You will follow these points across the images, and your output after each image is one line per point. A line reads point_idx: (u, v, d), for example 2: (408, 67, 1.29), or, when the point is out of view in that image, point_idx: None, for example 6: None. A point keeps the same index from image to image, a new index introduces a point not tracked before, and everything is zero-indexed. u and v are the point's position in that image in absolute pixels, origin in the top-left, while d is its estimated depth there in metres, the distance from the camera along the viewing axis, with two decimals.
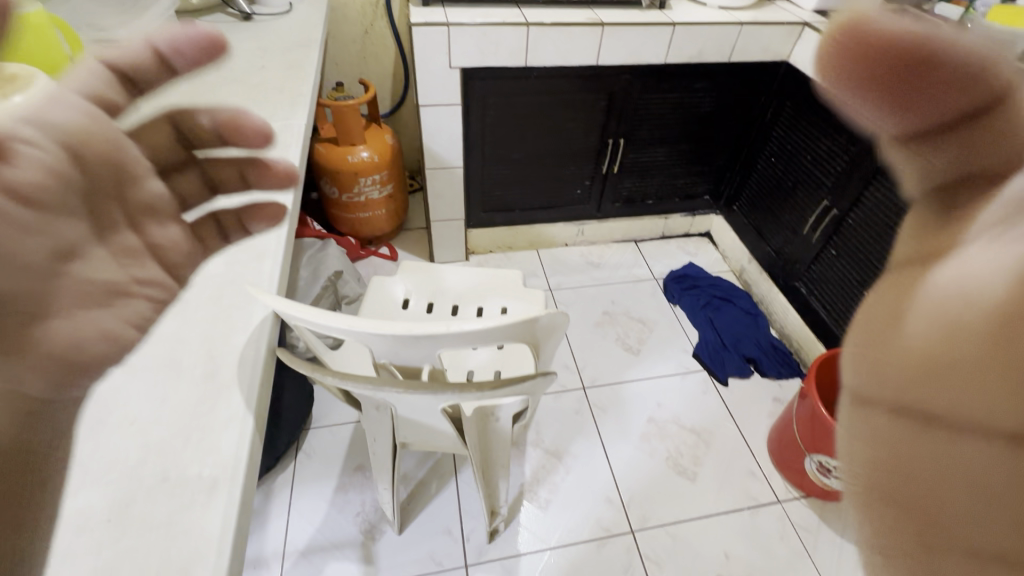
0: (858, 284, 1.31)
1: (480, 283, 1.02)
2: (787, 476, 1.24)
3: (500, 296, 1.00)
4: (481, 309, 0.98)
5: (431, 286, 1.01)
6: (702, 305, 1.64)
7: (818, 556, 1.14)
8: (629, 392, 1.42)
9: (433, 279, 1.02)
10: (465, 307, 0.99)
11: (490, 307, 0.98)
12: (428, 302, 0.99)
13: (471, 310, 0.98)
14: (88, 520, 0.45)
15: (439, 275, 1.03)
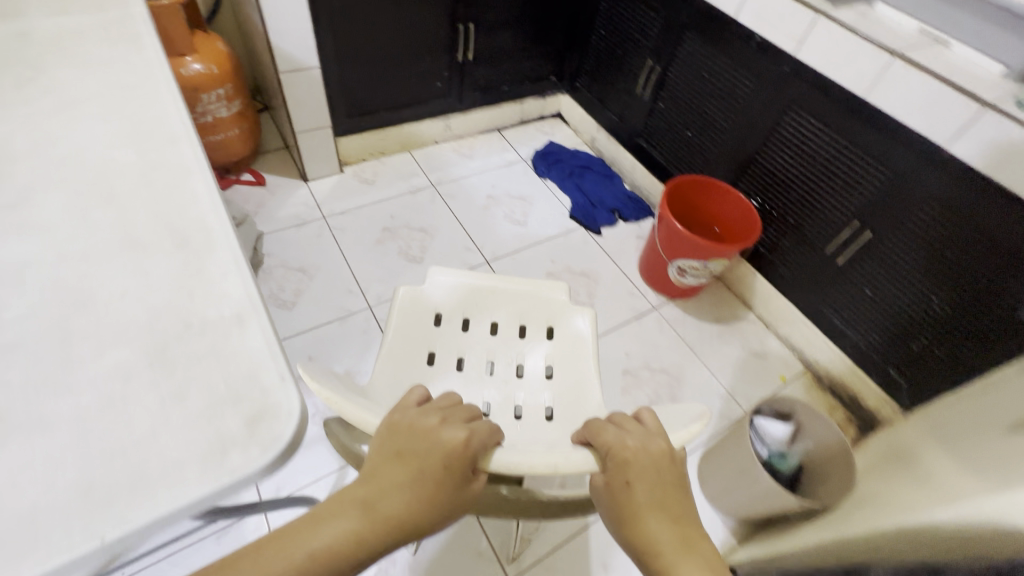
0: (683, 127, 1.61)
1: (520, 298, 1.04)
2: (657, 288, 1.58)
3: (544, 318, 1.03)
4: (523, 328, 1.01)
5: (468, 299, 1.03)
6: (568, 176, 1.86)
7: (687, 337, 1.51)
8: (526, 257, 1.62)
9: (472, 297, 1.03)
10: (509, 326, 1.01)
11: (534, 330, 1.02)
12: (467, 319, 1.02)
13: (514, 331, 1.01)
14: (130, 368, 0.47)
15: (478, 293, 1.03)
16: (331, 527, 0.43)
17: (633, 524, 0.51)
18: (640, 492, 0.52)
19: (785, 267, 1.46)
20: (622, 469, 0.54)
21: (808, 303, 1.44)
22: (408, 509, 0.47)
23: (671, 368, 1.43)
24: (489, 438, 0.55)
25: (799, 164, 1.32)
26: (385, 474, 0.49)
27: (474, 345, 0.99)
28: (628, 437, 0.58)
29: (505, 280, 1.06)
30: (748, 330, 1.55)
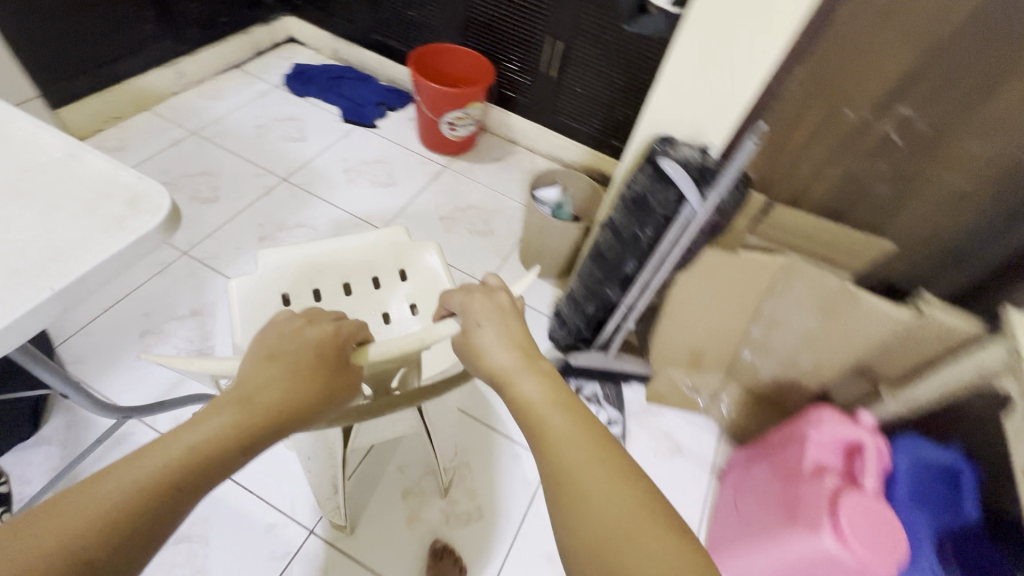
0: (405, 9, 1.83)
1: (361, 250, 0.93)
2: (442, 151, 1.84)
3: (395, 260, 0.93)
4: (377, 280, 0.91)
5: (307, 270, 0.90)
6: (326, 88, 1.96)
7: (478, 179, 1.82)
8: (319, 164, 1.73)
9: (308, 267, 0.90)
10: (360, 282, 0.91)
11: (388, 274, 0.92)
12: (316, 288, 0.88)
13: (367, 284, 0.90)
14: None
15: (315, 260, 0.91)
16: (204, 428, 0.43)
17: (481, 359, 0.56)
18: (488, 334, 0.57)
19: (523, 97, 1.83)
20: (471, 317, 0.59)
21: (549, 118, 1.85)
22: (283, 402, 0.47)
23: (476, 204, 1.74)
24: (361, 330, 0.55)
25: (499, 8, 1.65)
26: (255, 374, 0.48)
27: (336, 309, 0.87)
28: (474, 293, 0.62)
29: (339, 238, 0.94)
30: (520, 159, 1.93)
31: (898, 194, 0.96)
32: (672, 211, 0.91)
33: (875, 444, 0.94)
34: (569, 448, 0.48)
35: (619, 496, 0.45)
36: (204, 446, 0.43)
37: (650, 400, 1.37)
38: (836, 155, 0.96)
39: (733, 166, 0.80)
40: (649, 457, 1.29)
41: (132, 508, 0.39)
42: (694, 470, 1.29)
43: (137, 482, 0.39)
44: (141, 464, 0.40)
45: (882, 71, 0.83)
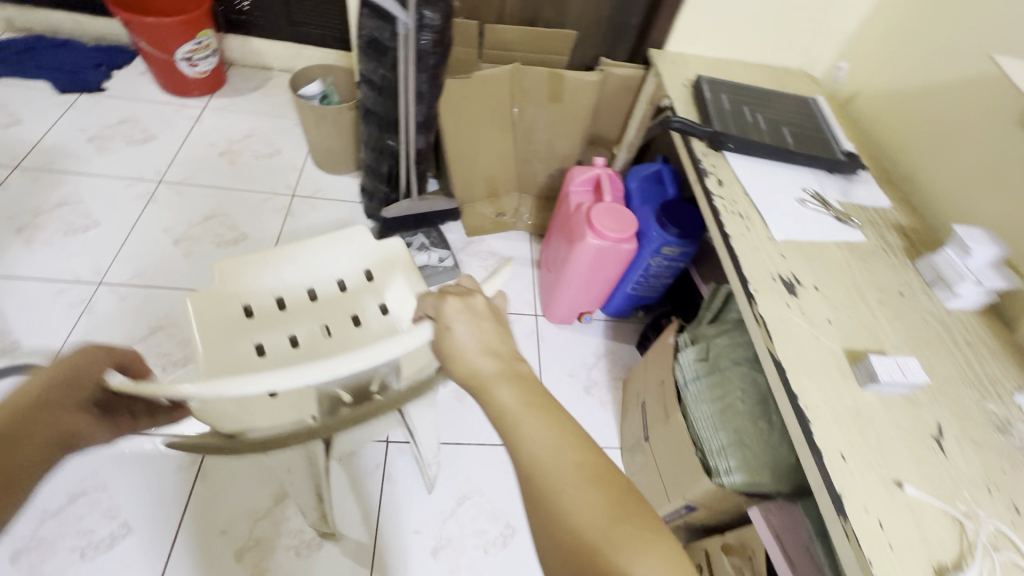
0: None
1: (324, 247, 0.82)
2: (194, 93, 1.78)
3: (360, 259, 0.83)
4: (343, 287, 0.81)
5: (264, 273, 0.79)
6: (21, 64, 1.71)
7: (245, 109, 1.81)
8: (53, 142, 1.56)
9: (267, 270, 0.79)
10: (325, 287, 0.81)
11: (358, 289, 0.81)
12: (282, 297, 0.79)
13: (334, 289, 0.81)
14: None
15: (269, 261, 0.80)
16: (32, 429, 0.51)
17: (452, 360, 0.51)
18: (464, 334, 0.51)
19: (257, 15, 1.81)
20: (440, 318, 0.52)
21: (291, 32, 1.86)
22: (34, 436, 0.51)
23: (252, 131, 1.74)
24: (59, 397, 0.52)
25: None
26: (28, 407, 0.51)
27: (303, 319, 0.78)
28: (446, 293, 0.54)
29: (305, 239, 0.82)
30: (280, 81, 1.93)
31: None
32: (395, 38, 1.09)
33: (608, 173, 1.30)
34: (540, 449, 0.44)
35: (589, 492, 0.41)
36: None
37: (470, 233, 1.62)
38: None
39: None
40: (484, 272, 1.56)
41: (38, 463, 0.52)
42: (520, 268, 1.59)
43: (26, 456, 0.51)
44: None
45: None
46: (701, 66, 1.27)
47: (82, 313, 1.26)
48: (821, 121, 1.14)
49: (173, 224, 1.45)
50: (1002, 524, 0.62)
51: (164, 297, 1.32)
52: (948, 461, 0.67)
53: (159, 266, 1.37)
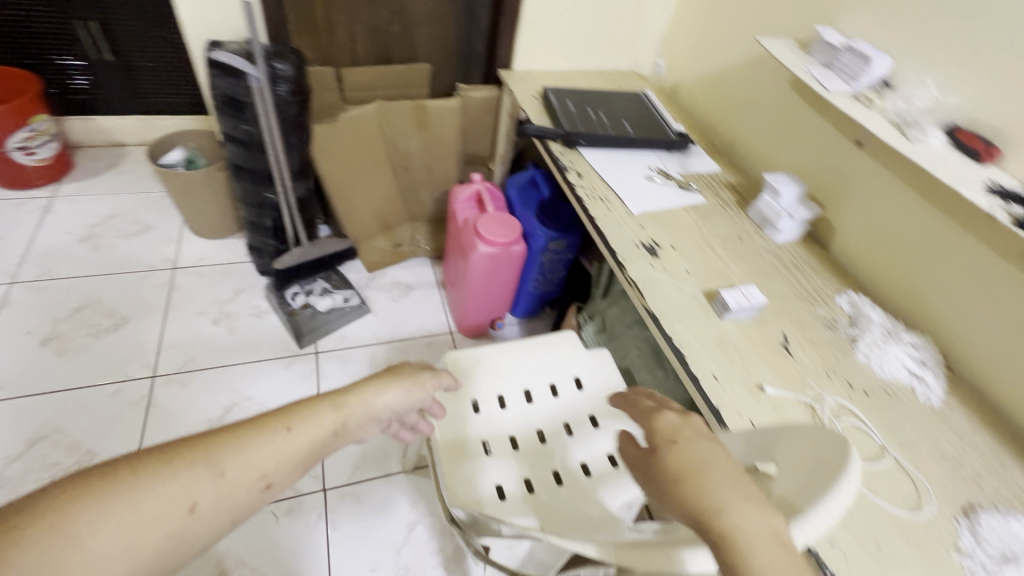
0: None
1: (529, 353, 0.93)
2: (36, 182, 1.64)
3: (568, 369, 0.92)
4: (553, 386, 0.90)
5: (487, 372, 0.89)
6: None
7: (101, 190, 1.70)
8: None
9: (492, 366, 0.90)
10: (540, 389, 0.89)
11: (572, 398, 0.89)
12: (502, 395, 0.87)
13: (547, 392, 0.89)
14: None
15: (496, 358, 0.91)
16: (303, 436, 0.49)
17: (671, 479, 0.41)
18: (724, 460, 0.42)
19: (99, 91, 1.72)
20: (660, 436, 0.45)
21: (140, 103, 1.78)
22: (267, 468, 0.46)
23: (115, 211, 1.64)
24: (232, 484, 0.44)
25: None
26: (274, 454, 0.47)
27: (522, 423, 0.85)
28: (660, 412, 0.49)
29: (516, 345, 0.94)
30: (138, 155, 1.84)
31: (406, 28, 1.35)
32: (250, 92, 1.11)
33: (486, 187, 1.41)
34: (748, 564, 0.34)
35: None
36: (247, 433, 0.47)
37: (371, 269, 1.63)
38: (352, 15, 1.28)
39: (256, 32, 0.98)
40: (391, 302, 1.58)
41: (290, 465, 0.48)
42: (427, 292, 1.63)
43: (295, 450, 0.48)
44: (173, 458, 0.43)
45: None
46: (546, 79, 1.42)
47: None
48: (654, 110, 1.32)
49: (36, 324, 1.32)
50: (842, 398, 0.77)
51: (43, 402, 1.19)
52: (794, 360, 0.82)
53: (28, 371, 1.24)
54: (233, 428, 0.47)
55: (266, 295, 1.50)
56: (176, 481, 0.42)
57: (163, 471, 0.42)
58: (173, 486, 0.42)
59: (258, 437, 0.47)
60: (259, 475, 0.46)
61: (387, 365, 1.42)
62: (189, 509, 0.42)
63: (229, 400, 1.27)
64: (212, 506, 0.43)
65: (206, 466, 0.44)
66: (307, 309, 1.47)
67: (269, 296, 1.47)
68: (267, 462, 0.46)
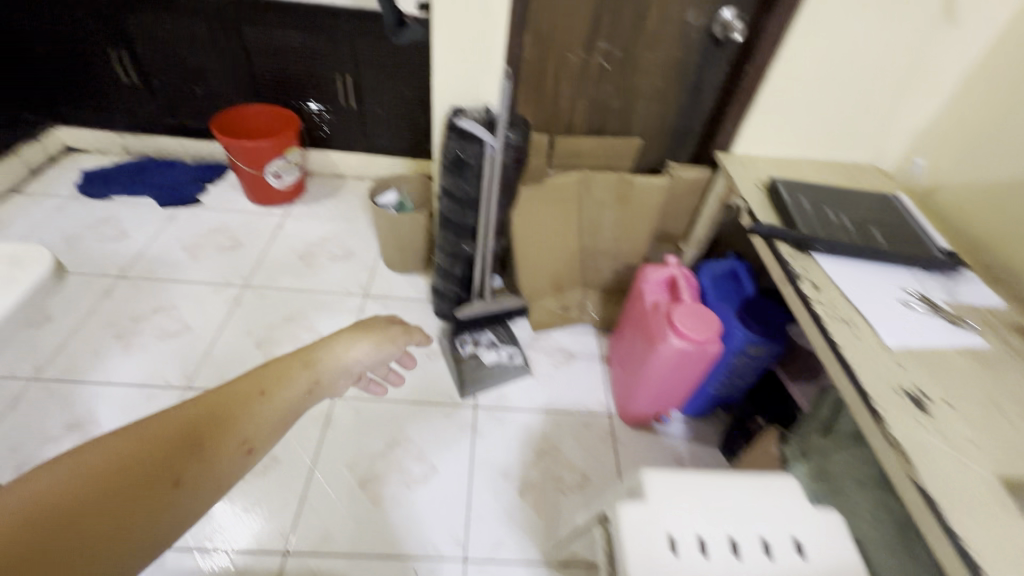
0: (187, 85, 1.88)
1: (736, 493, 0.80)
2: (277, 202, 1.94)
3: (787, 525, 0.76)
4: (766, 544, 0.75)
5: (687, 505, 0.77)
6: (130, 183, 1.92)
7: (321, 215, 1.94)
8: (152, 252, 1.69)
9: (694, 499, 0.78)
10: (750, 543, 0.74)
11: (793, 567, 0.72)
12: (704, 539, 0.74)
13: (759, 550, 0.74)
14: None
15: (698, 491, 0.79)
16: (277, 400, 0.53)
17: None
18: None
19: (338, 132, 2.00)
20: None
21: (365, 144, 2.04)
22: (251, 431, 0.49)
23: (328, 235, 1.86)
24: (219, 453, 0.46)
25: (282, 64, 1.81)
26: (257, 422, 0.50)
27: None
28: None
29: (722, 478, 0.81)
30: (353, 187, 2.09)
31: (627, 104, 1.34)
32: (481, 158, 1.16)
33: (682, 273, 1.31)
34: None
35: None
36: (223, 407, 0.49)
37: (536, 329, 1.61)
38: (579, 88, 1.30)
39: (506, 103, 1.02)
40: (551, 368, 1.54)
41: (271, 425, 0.51)
42: (589, 364, 1.56)
43: (271, 410, 0.52)
44: (148, 431, 0.43)
45: (578, 20, 1.18)
46: (770, 167, 1.30)
47: None
48: (909, 219, 1.12)
49: (256, 327, 1.51)
50: None
51: None
52: None
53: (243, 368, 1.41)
54: (205, 402, 0.48)
55: (438, 337, 1.55)
56: (159, 454, 0.42)
57: (143, 445, 0.42)
58: (154, 463, 0.41)
59: (231, 405, 0.49)
60: (236, 441, 0.47)
61: (541, 437, 1.36)
62: (174, 483, 0.42)
63: (392, 437, 1.31)
64: (198, 474, 0.43)
65: (182, 438, 0.44)
66: (472, 358, 1.49)
67: (441, 338, 1.52)
68: (245, 429, 0.48)
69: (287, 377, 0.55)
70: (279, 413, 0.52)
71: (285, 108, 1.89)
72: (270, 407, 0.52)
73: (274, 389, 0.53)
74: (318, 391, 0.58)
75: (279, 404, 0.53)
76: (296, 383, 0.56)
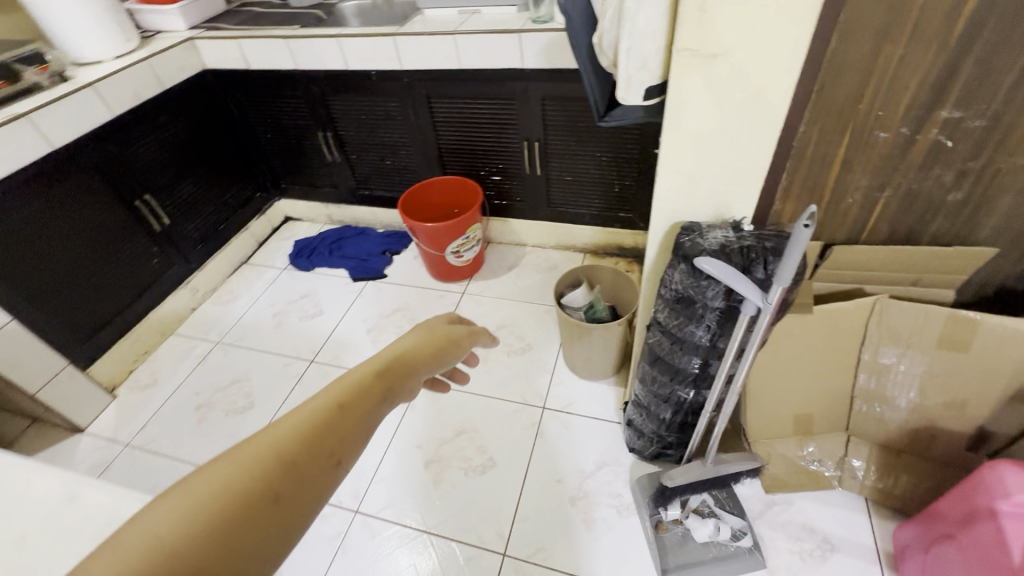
0: (380, 160, 1.88)
1: None
2: (454, 278, 1.82)
3: None
4: None
5: None
6: (330, 254, 2.00)
7: (498, 293, 1.77)
8: (341, 334, 1.70)
9: None
10: None
11: None
12: None
13: None
14: None
15: None
16: (357, 394, 0.48)
17: None
18: None
19: (521, 199, 1.81)
20: None
21: (549, 212, 1.81)
22: (344, 427, 0.46)
23: (505, 320, 1.67)
24: (314, 460, 0.43)
25: (469, 134, 1.68)
26: (348, 424, 0.46)
27: None
28: None
29: None
30: (534, 259, 1.88)
31: (976, 197, 0.82)
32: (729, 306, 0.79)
33: None
34: None
35: None
36: (308, 422, 0.44)
37: (770, 490, 1.16)
38: (885, 178, 0.84)
39: (789, 264, 0.61)
40: (796, 562, 1.07)
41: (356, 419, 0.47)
42: (859, 567, 1.05)
43: (355, 402, 0.47)
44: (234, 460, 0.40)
45: (907, 82, 0.73)
46: None
47: (336, 550, 1.18)
48: None
49: (426, 439, 1.37)
50: None
51: (413, 538, 1.19)
52: None
53: (410, 492, 1.27)
54: (291, 419, 0.44)
55: (632, 484, 1.21)
56: (248, 482, 0.40)
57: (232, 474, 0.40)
58: (248, 496, 0.39)
59: (307, 423, 0.44)
60: (319, 456, 0.43)
61: None
62: (274, 499, 0.40)
63: None
64: (297, 490, 0.41)
65: (274, 460, 0.41)
66: (678, 527, 1.12)
67: (638, 489, 1.17)
68: (331, 440, 0.44)
69: (369, 368, 0.51)
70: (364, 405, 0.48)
71: (469, 179, 1.76)
72: (358, 401, 0.48)
73: (350, 385, 0.48)
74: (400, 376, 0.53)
75: (358, 398, 0.48)
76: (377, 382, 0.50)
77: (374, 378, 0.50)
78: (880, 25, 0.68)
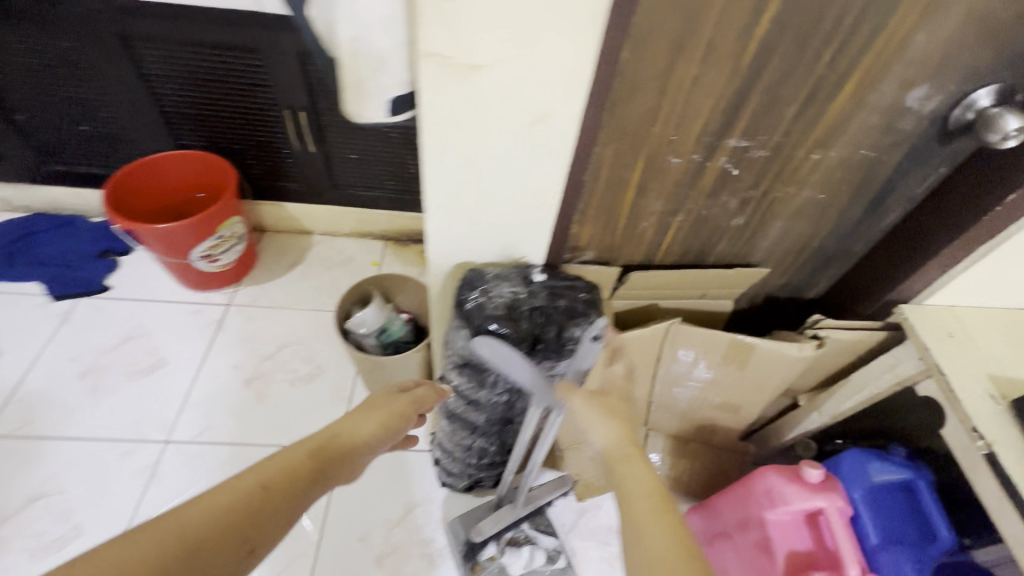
0: (69, 123, 1.29)
1: None
2: (213, 287, 1.40)
3: None
4: None
5: None
6: (9, 261, 1.38)
7: (277, 301, 1.42)
8: (36, 386, 1.20)
9: None
10: None
11: None
12: None
13: None
14: None
15: None
16: (288, 476, 0.49)
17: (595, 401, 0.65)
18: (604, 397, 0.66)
19: (295, 180, 1.44)
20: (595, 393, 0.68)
21: (335, 195, 1.48)
22: (265, 513, 0.46)
23: (286, 338, 1.35)
24: (221, 544, 0.43)
25: (202, 95, 1.23)
26: (268, 505, 0.46)
27: None
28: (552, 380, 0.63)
29: None
30: (322, 251, 1.55)
31: (755, 221, 0.80)
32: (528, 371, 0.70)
33: (839, 505, 0.82)
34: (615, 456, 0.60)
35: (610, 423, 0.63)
36: (227, 506, 0.45)
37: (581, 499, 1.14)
38: (678, 203, 0.76)
39: None
40: (605, 570, 1.08)
41: (280, 504, 0.47)
42: None
43: (288, 487, 0.49)
44: (155, 530, 0.41)
45: (699, 107, 0.62)
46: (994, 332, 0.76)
47: None
48: None
49: None
50: None
51: None
52: None
53: None
54: (217, 495, 0.45)
55: (446, 526, 1.08)
56: (160, 564, 0.39)
57: (149, 550, 0.40)
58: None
59: (232, 500, 0.45)
60: (235, 539, 0.44)
61: None
62: None
63: None
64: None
65: (187, 542, 0.41)
66: (495, 564, 1.03)
67: (452, 534, 1.05)
68: (248, 528, 0.44)
69: (304, 453, 0.52)
70: (297, 489, 0.49)
71: (216, 156, 1.32)
72: (290, 488, 0.49)
73: (287, 470, 0.49)
74: (345, 453, 0.55)
75: (293, 479, 0.49)
76: (310, 460, 0.52)
77: (306, 459, 0.51)
78: (674, 35, 0.54)
